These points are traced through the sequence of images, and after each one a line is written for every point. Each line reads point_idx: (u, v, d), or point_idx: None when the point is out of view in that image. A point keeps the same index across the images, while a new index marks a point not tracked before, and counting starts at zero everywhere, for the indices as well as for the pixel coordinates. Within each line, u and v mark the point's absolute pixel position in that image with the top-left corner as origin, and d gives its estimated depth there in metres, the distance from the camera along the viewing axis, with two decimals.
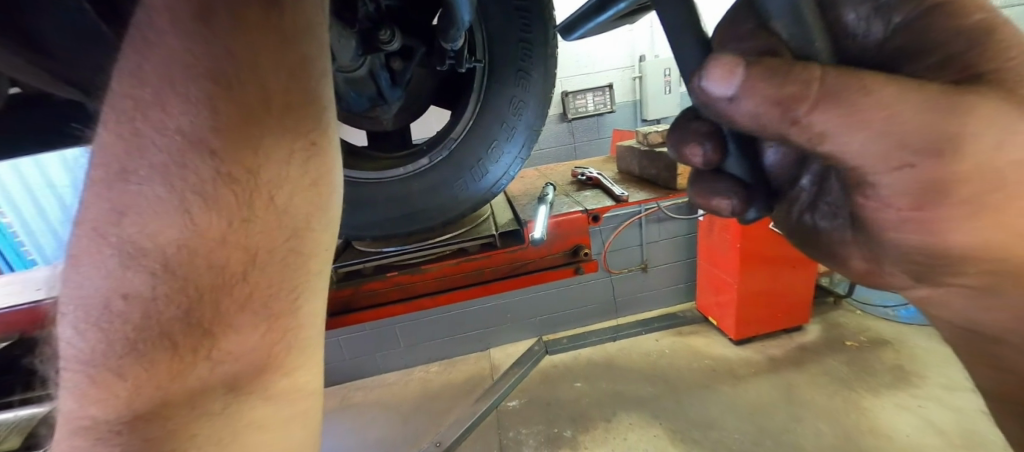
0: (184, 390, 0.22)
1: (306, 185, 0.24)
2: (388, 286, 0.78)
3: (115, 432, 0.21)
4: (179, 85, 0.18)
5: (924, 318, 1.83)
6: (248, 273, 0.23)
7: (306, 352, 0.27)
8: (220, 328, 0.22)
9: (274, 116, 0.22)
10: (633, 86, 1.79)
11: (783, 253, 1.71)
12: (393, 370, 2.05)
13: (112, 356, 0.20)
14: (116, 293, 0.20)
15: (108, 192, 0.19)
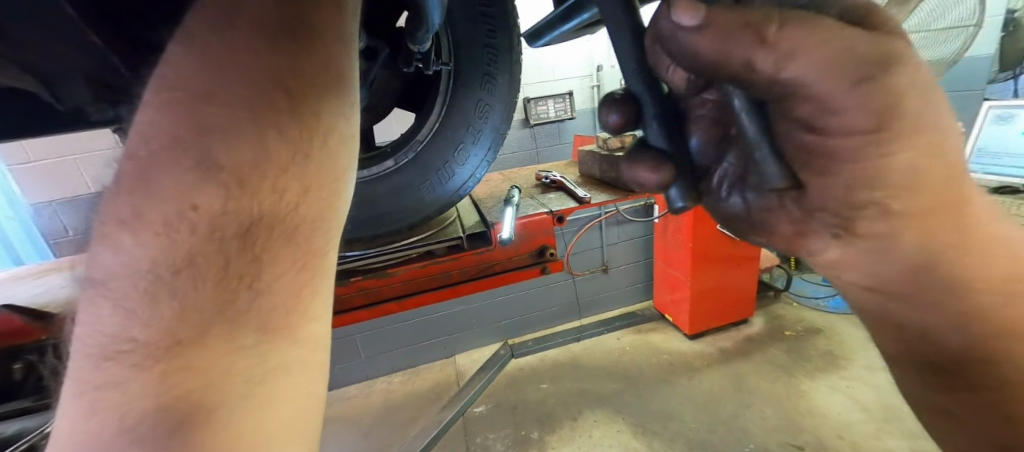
0: (228, 314, 0.25)
1: (347, 137, 0.28)
2: (352, 292, 0.76)
3: (153, 356, 0.23)
4: (259, 37, 0.22)
5: (848, 307, 2.05)
6: (298, 205, 0.26)
7: (324, 300, 0.30)
8: (266, 256, 0.25)
9: (329, 68, 0.25)
10: (591, 94, 1.87)
11: (730, 251, 1.85)
12: (354, 382, 1.97)
13: (169, 268, 0.22)
14: (186, 205, 0.22)
15: (176, 117, 0.21)
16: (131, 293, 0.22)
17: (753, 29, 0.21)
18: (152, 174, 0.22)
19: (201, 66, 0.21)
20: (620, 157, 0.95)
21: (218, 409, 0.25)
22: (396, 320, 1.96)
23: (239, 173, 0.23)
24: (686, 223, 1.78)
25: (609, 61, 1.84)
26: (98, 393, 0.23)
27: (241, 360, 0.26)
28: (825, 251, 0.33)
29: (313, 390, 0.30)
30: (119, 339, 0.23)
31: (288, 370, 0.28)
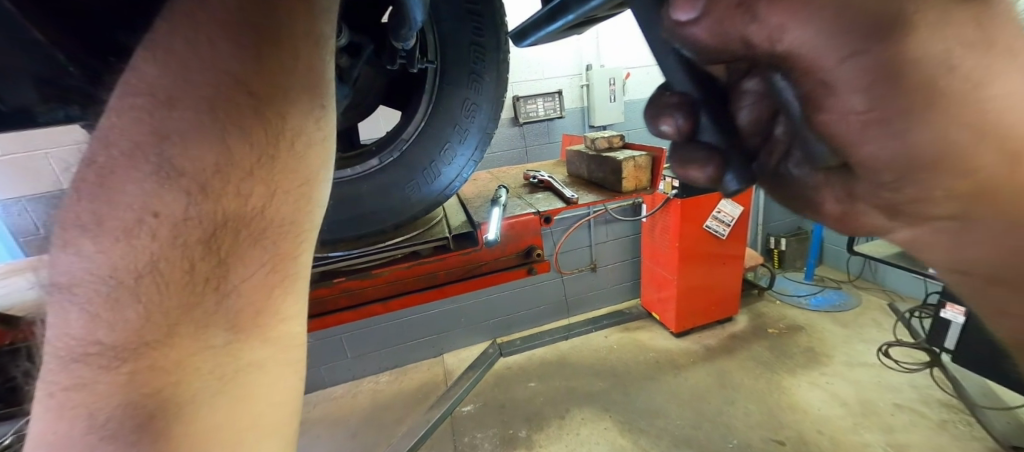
0: (193, 319, 0.23)
1: (319, 139, 0.26)
2: (336, 292, 0.75)
3: (120, 359, 0.22)
4: (220, 40, 0.21)
5: (829, 305, 2.10)
6: (266, 208, 0.25)
7: (299, 301, 0.28)
8: (233, 258, 0.24)
9: (297, 71, 0.24)
10: (581, 93, 1.87)
11: (716, 250, 1.87)
12: (339, 383, 1.94)
13: (132, 271, 0.21)
14: (149, 210, 0.21)
15: (148, 119, 0.21)
16: (96, 296, 0.21)
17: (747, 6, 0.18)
18: (115, 180, 0.21)
19: (165, 75, 0.21)
20: (607, 158, 0.95)
21: (191, 405, 0.23)
22: (383, 319, 1.93)
23: (200, 179, 0.22)
24: (672, 222, 1.79)
25: (598, 60, 1.84)
26: (66, 395, 0.21)
27: (211, 357, 0.24)
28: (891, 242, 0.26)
29: (290, 391, 0.28)
30: (85, 342, 0.21)
31: (262, 369, 0.26)
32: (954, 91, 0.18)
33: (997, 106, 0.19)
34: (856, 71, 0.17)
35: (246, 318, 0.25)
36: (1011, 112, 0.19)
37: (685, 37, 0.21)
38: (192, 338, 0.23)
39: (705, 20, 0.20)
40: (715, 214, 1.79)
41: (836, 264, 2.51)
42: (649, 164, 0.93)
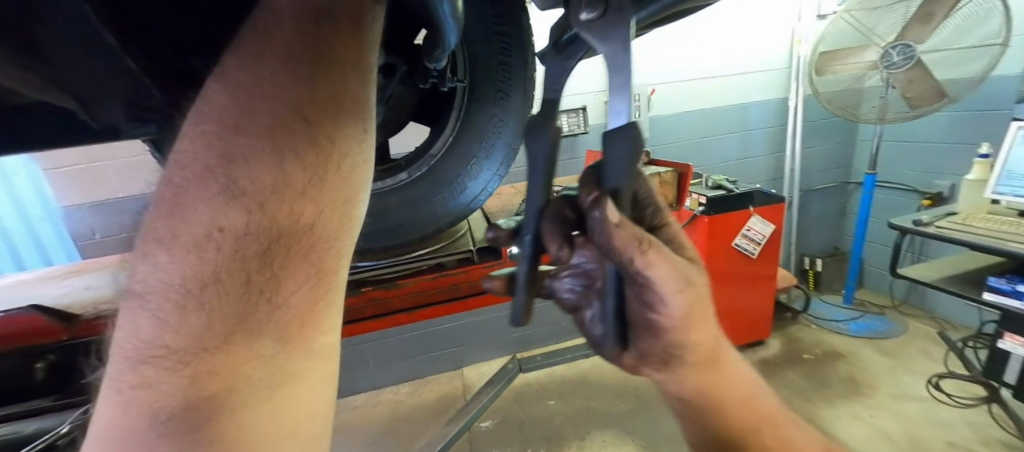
0: (246, 327, 0.24)
1: (362, 160, 0.28)
2: (361, 303, 0.76)
3: (183, 363, 0.23)
4: (285, 70, 0.23)
5: (872, 332, 1.97)
6: (315, 225, 0.26)
7: (334, 313, 0.30)
8: (283, 271, 0.25)
9: (348, 99, 0.25)
10: (605, 109, 1.88)
11: (746, 270, 1.80)
12: (360, 392, 1.97)
13: (196, 282, 0.23)
14: (214, 226, 0.23)
15: (219, 143, 0.23)
16: (163, 303, 0.23)
17: (637, 242, 0.27)
18: (188, 198, 0.23)
19: (234, 103, 0.23)
20: None
21: (243, 408, 0.24)
22: (406, 330, 1.96)
23: (259, 198, 0.24)
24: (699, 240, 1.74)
25: (623, 77, 1.86)
26: (133, 394, 0.23)
27: (260, 365, 0.25)
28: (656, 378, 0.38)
29: (323, 400, 0.29)
30: (152, 345, 0.23)
31: (302, 379, 0.28)
32: (691, 308, 0.32)
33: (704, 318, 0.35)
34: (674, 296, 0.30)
35: (293, 329, 0.26)
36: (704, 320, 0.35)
37: (598, 227, 0.26)
38: (246, 346, 0.25)
39: (617, 229, 0.26)
40: (744, 232, 1.72)
41: (876, 288, 2.37)
42: (673, 181, 0.93)
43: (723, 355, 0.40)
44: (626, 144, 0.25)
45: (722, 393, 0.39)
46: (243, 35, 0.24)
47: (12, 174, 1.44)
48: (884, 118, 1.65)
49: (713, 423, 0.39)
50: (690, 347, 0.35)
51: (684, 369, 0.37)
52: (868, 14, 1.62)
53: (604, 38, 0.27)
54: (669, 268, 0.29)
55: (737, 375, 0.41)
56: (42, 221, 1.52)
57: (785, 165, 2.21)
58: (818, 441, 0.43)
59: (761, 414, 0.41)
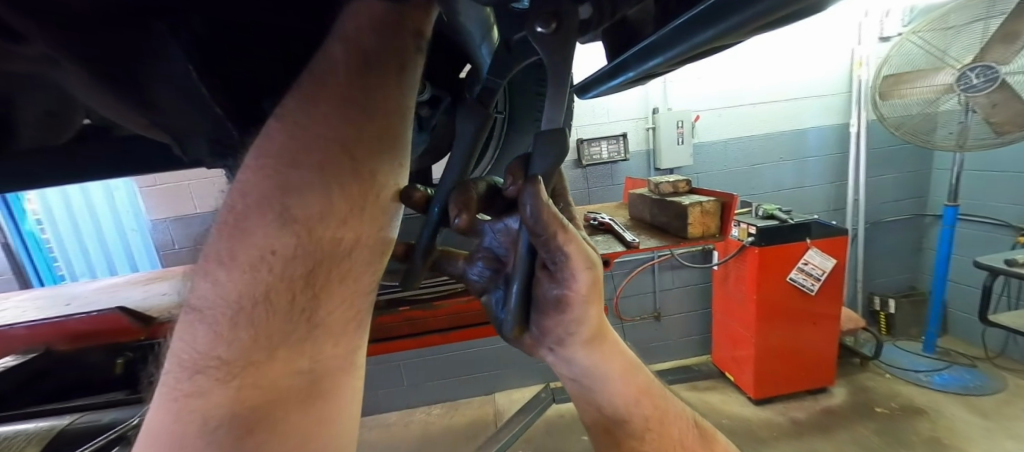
0: (288, 343, 0.27)
1: (396, 192, 0.31)
2: (400, 320, 0.81)
3: (231, 376, 0.26)
4: (339, 112, 0.26)
5: (961, 386, 1.71)
6: (353, 250, 0.29)
7: (362, 335, 0.33)
8: (325, 293, 0.28)
9: (389, 136, 0.28)
10: (646, 136, 1.86)
11: (804, 308, 1.66)
12: (393, 410, 2.00)
13: (249, 299, 0.26)
14: (268, 249, 0.25)
15: (278, 174, 0.26)
16: (219, 318, 0.26)
17: (562, 229, 0.28)
18: (247, 224, 0.26)
19: (293, 142, 0.26)
20: (671, 202, 0.92)
21: (280, 416, 0.27)
22: (441, 351, 1.97)
23: (308, 223, 0.26)
24: (749, 272, 1.62)
25: (665, 104, 1.84)
26: (187, 401, 0.25)
27: (295, 379, 0.28)
28: (549, 354, 0.41)
29: (351, 419, 0.31)
30: (206, 356, 0.26)
31: (336, 394, 0.30)
32: (593, 290, 0.35)
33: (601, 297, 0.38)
34: (584, 278, 0.33)
35: (326, 347, 0.29)
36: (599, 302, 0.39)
37: (527, 210, 0.25)
38: (287, 361, 0.27)
39: (537, 209, 0.25)
40: (800, 266, 1.60)
41: (964, 335, 2.07)
42: (717, 210, 0.89)
43: (615, 347, 0.45)
44: (548, 154, 0.24)
45: (612, 376, 0.44)
46: (302, 83, 0.27)
47: (116, 192, 1.70)
48: (964, 145, 1.50)
49: (602, 407, 0.44)
50: (583, 323, 0.38)
51: (578, 348, 0.40)
52: (940, 35, 1.51)
53: (555, 55, 0.23)
54: (583, 251, 0.31)
55: (625, 357, 0.46)
56: (132, 232, 1.75)
57: (847, 194, 2.05)
58: (681, 409, 0.50)
59: (643, 390, 0.46)
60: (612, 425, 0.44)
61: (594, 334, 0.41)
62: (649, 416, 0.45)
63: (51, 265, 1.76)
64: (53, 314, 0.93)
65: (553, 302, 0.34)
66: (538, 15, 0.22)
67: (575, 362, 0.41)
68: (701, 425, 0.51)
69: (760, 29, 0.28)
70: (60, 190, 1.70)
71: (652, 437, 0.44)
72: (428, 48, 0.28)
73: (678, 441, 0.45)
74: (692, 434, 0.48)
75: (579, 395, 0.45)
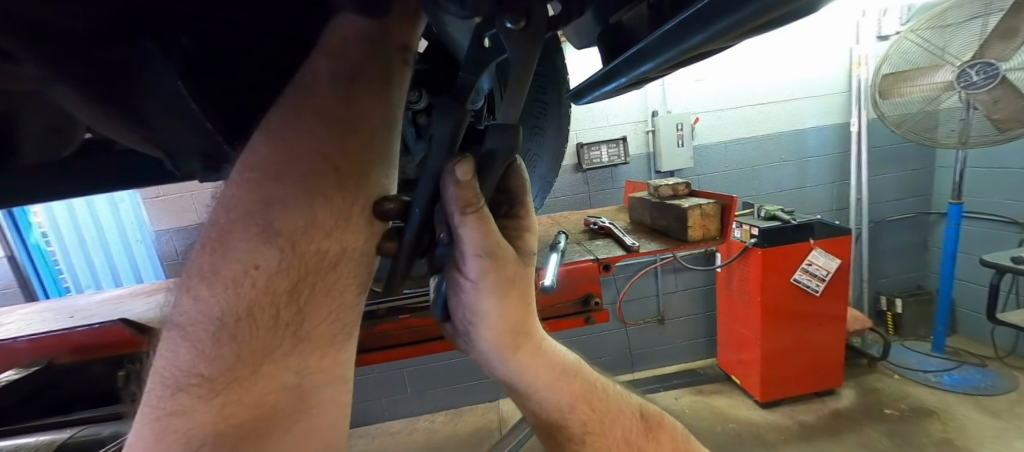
0: (271, 359, 0.27)
1: (383, 204, 0.30)
2: (399, 328, 0.81)
3: (212, 393, 0.26)
4: (322, 124, 0.26)
5: (972, 387, 1.69)
6: (338, 263, 0.29)
7: (350, 349, 0.32)
8: (309, 306, 0.28)
9: (373, 146, 0.28)
10: (646, 139, 1.86)
11: (808, 309, 1.64)
12: (397, 418, 1.99)
13: (231, 316, 0.26)
14: (251, 264, 0.26)
15: (259, 189, 0.26)
16: (201, 335, 0.26)
17: (473, 208, 0.30)
18: (228, 240, 0.26)
19: (275, 154, 0.26)
20: (671, 205, 0.92)
21: (274, 434, 0.28)
22: (444, 357, 1.97)
23: (292, 238, 0.26)
24: (753, 274, 1.61)
25: (664, 106, 1.84)
26: (170, 419, 0.25)
27: (281, 395, 0.28)
28: (469, 350, 0.42)
29: (337, 430, 0.32)
30: (189, 373, 0.26)
31: (319, 411, 0.30)
32: (491, 281, 0.34)
33: (515, 296, 0.38)
34: (475, 265, 0.33)
35: (311, 360, 0.29)
36: (513, 303, 0.38)
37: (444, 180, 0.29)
38: (272, 377, 0.28)
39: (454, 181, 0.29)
40: (804, 266, 1.59)
41: (973, 334, 2.05)
42: (717, 212, 0.89)
43: (552, 350, 0.45)
44: (503, 143, 0.29)
45: (536, 383, 0.43)
46: (284, 93, 0.26)
47: (119, 203, 1.72)
48: (967, 142, 1.49)
49: (541, 412, 0.46)
50: (491, 325, 0.37)
51: (498, 352, 0.40)
52: (939, 32, 1.50)
53: (521, 54, 0.23)
54: (483, 236, 0.31)
55: (556, 362, 0.45)
56: (136, 243, 1.76)
57: (850, 194, 2.03)
58: (625, 401, 0.53)
59: (580, 395, 0.47)
60: (551, 429, 0.47)
61: (511, 336, 0.39)
62: (588, 420, 0.47)
63: (56, 277, 1.78)
64: (58, 326, 0.94)
65: (455, 291, 0.36)
66: (510, 9, 0.22)
67: (495, 365, 0.41)
68: (646, 411, 0.54)
69: (748, 33, 0.28)
70: (66, 203, 1.72)
71: (590, 439, 0.46)
72: (415, 60, 0.29)
73: (618, 438, 0.48)
74: (636, 426, 0.51)
75: (513, 396, 0.46)
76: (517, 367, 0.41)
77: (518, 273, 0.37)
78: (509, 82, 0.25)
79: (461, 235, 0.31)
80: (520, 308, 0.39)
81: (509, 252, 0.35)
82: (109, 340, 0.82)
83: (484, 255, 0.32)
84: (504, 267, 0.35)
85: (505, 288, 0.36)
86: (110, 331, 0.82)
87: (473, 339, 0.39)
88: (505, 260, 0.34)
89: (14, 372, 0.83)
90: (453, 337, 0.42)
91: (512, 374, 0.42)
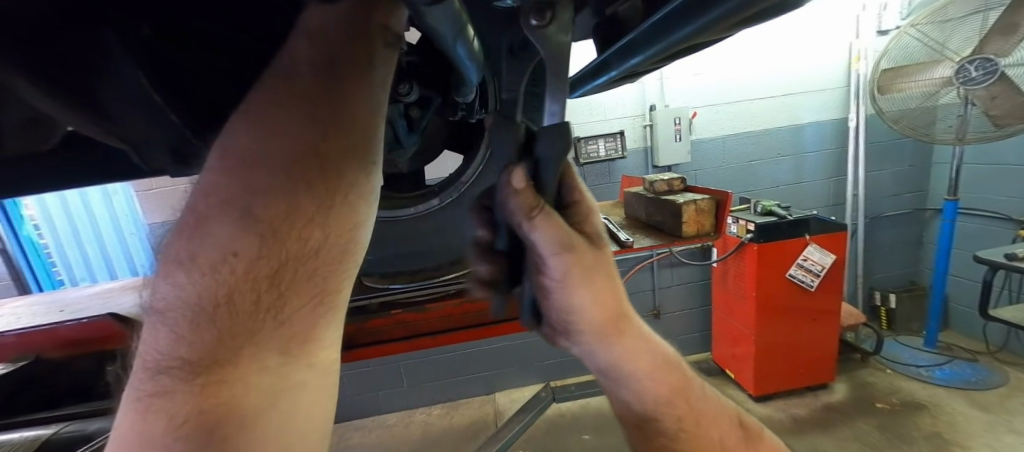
0: (252, 344, 0.26)
1: (366, 193, 0.30)
2: (391, 324, 0.81)
3: (190, 377, 0.25)
4: (301, 110, 0.25)
5: (964, 381, 1.70)
6: (321, 250, 0.28)
7: (336, 330, 0.32)
8: (291, 291, 0.27)
9: (355, 133, 0.27)
10: (644, 133, 1.84)
11: (804, 304, 1.65)
12: (392, 411, 2.00)
13: (209, 301, 0.25)
14: (229, 250, 0.25)
15: (237, 176, 0.25)
16: (179, 320, 0.25)
17: (539, 210, 0.29)
18: (205, 226, 0.25)
19: (253, 141, 0.25)
20: (666, 201, 0.92)
21: (267, 415, 0.26)
22: (439, 351, 1.97)
23: (274, 224, 0.25)
24: (748, 269, 1.61)
25: (662, 101, 1.83)
26: (151, 400, 0.24)
27: (264, 376, 0.26)
28: (567, 349, 0.42)
29: (314, 427, 0.29)
30: (169, 357, 0.25)
31: (308, 386, 0.29)
32: (578, 270, 0.33)
33: (604, 285, 0.37)
34: (559, 261, 0.32)
35: (295, 343, 0.28)
36: (605, 293, 0.37)
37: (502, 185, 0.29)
38: (253, 358, 0.26)
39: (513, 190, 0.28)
40: (800, 262, 1.59)
41: (966, 329, 2.06)
42: (712, 208, 0.88)
43: (653, 344, 0.46)
44: (557, 144, 0.30)
45: (634, 368, 0.43)
46: (260, 80, 0.26)
47: (112, 195, 1.69)
48: (964, 138, 1.48)
49: (630, 404, 0.46)
50: (591, 319, 0.37)
51: (598, 346, 0.40)
52: (939, 27, 1.48)
53: (549, 46, 0.23)
54: (556, 231, 0.30)
55: (651, 353, 0.44)
56: (132, 235, 1.74)
57: (846, 189, 2.03)
58: (721, 404, 0.52)
59: (676, 389, 0.47)
60: (642, 423, 0.46)
61: (606, 326, 0.39)
62: (681, 415, 0.46)
63: (49, 269, 1.76)
64: (47, 319, 0.93)
65: (544, 296, 0.35)
66: (531, 7, 0.22)
67: (597, 359, 0.41)
68: (745, 421, 0.54)
69: (741, 24, 0.27)
70: (57, 194, 1.70)
71: (684, 437, 0.46)
72: (398, 43, 0.28)
73: (715, 440, 0.48)
74: (736, 435, 0.50)
75: (606, 390, 0.47)
76: (616, 361, 0.42)
77: (600, 262, 0.36)
78: (548, 74, 0.24)
79: (534, 241, 0.30)
80: (610, 291, 0.38)
81: (582, 240, 0.34)
82: (94, 337, 0.81)
83: (564, 250, 0.31)
84: (586, 261, 0.34)
85: (593, 280, 0.35)
86: (95, 328, 0.81)
87: (572, 335, 0.39)
88: (583, 249, 0.33)
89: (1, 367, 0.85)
90: (549, 341, 0.42)
91: (612, 367, 0.42)
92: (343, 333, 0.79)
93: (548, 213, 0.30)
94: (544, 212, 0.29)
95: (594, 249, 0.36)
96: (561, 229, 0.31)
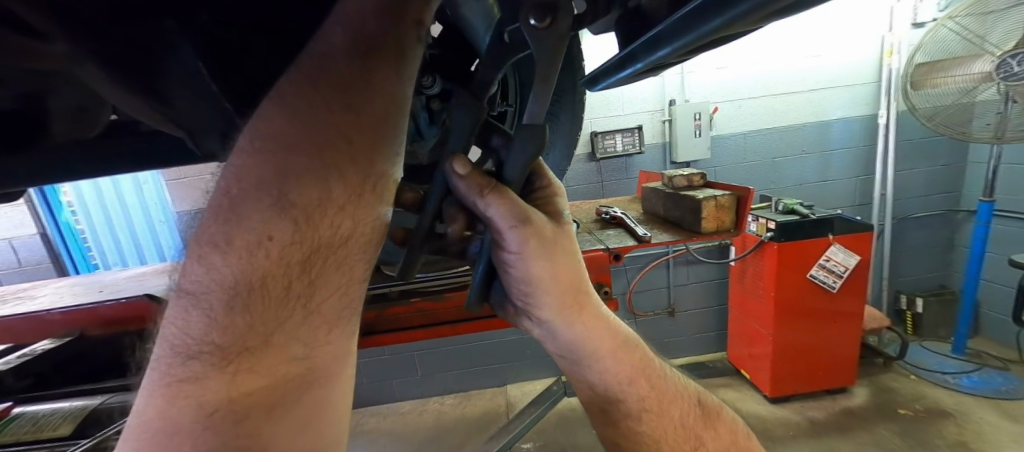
0: (282, 333, 0.28)
1: (392, 182, 0.30)
2: (411, 312, 0.83)
3: (218, 365, 0.27)
4: (337, 96, 0.25)
5: (993, 390, 1.64)
6: (349, 240, 0.29)
7: (355, 323, 0.34)
8: (320, 279, 0.29)
9: (388, 122, 0.27)
10: (662, 128, 1.82)
11: (824, 306, 1.61)
12: (407, 399, 2.05)
13: (243, 285, 0.26)
14: (264, 234, 0.25)
15: (270, 159, 0.25)
16: (214, 301, 0.26)
17: (490, 189, 0.32)
18: (241, 208, 0.26)
19: (289, 128, 0.25)
20: (685, 196, 0.91)
21: (296, 404, 0.30)
22: (453, 342, 2.00)
23: (307, 211, 0.26)
24: (767, 268, 1.59)
25: (682, 95, 1.79)
26: (180, 386, 0.27)
27: (292, 366, 0.29)
28: (531, 328, 0.44)
29: (340, 405, 0.34)
30: (201, 342, 0.27)
31: (332, 379, 0.33)
32: (538, 245, 0.35)
33: (565, 261, 0.38)
34: (516, 236, 0.33)
35: (321, 332, 0.30)
36: (565, 268, 0.39)
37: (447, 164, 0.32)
38: (281, 348, 0.28)
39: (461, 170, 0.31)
40: (822, 262, 1.55)
41: (998, 337, 1.98)
42: (733, 204, 0.87)
43: (612, 323, 0.47)
44: (527, 143, 0.31)
45: (598, 349, 0.45)
46: (297, 63, 0.25)
47: (143, 184, 1.77)
48: (1003, 137, 1.42)
49: (594, 389, 0.47)
50: (549, 292, 0.39)
51: (558, 322, 0.42)
52: (979, 19, 1.41)
53: (543, 46, 0.25)
54: (512, 206, 0.32)
55: (614, 331, 0.46)
56: (161, 223, 1.83)
57: (873, 189, 1.97)
58: (683, 386, 0.53)
59: (638, 368, 0.48)
60: (607, 405, 0.47)
61: (567, 300, 0.41)
62: (644, 397, 0.48)
63: (85, 254, 1.85)
64: (87, 299, 0.99)
65: (506, 267, 0.37)
66: (533, 7, 0.23)
67: (556, 336, 0.43)
68: (704, 400, 0.54)
69: (768, 17, 0.27)
70: (93, 182, 1.79)
71: (645, 417, 0.47)
72: (429, 39, 0.27)
73: (676, 421, 0.49)
74: (693, 412, 0.51)
75: (568, 374, 0.48)
76: (575, 338, 0.43)
77: (562, 238, 0.38)
78: (537, 76, 0.26)
79: (490, 216, 0.32)
80: (572, 265, 0.39)
81: (542, 216, 0.36)
82: (132, 317, 0.86)
83: (521, 225, 0.33)
84: (545, 237, 0.35)
85: (554, 255, 0.37)
86: (133, 310, 0.86)
87: (531, 308, 0.41)
88: (542, 224, 0.35)
89: (49, 342, 0.91)
90: (509, 316, 0.44)
91: (571, 347, 0.44)
92: (365, 320, 0.81)
93: (501, 191, 0.32)
94: (496, 190, 0.32)
95: (555, 226, 0.38)
96: (513, 205, 0.32)
